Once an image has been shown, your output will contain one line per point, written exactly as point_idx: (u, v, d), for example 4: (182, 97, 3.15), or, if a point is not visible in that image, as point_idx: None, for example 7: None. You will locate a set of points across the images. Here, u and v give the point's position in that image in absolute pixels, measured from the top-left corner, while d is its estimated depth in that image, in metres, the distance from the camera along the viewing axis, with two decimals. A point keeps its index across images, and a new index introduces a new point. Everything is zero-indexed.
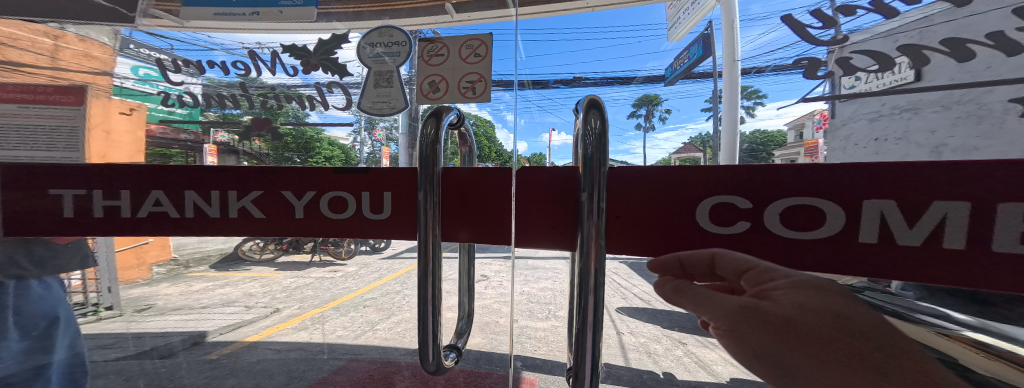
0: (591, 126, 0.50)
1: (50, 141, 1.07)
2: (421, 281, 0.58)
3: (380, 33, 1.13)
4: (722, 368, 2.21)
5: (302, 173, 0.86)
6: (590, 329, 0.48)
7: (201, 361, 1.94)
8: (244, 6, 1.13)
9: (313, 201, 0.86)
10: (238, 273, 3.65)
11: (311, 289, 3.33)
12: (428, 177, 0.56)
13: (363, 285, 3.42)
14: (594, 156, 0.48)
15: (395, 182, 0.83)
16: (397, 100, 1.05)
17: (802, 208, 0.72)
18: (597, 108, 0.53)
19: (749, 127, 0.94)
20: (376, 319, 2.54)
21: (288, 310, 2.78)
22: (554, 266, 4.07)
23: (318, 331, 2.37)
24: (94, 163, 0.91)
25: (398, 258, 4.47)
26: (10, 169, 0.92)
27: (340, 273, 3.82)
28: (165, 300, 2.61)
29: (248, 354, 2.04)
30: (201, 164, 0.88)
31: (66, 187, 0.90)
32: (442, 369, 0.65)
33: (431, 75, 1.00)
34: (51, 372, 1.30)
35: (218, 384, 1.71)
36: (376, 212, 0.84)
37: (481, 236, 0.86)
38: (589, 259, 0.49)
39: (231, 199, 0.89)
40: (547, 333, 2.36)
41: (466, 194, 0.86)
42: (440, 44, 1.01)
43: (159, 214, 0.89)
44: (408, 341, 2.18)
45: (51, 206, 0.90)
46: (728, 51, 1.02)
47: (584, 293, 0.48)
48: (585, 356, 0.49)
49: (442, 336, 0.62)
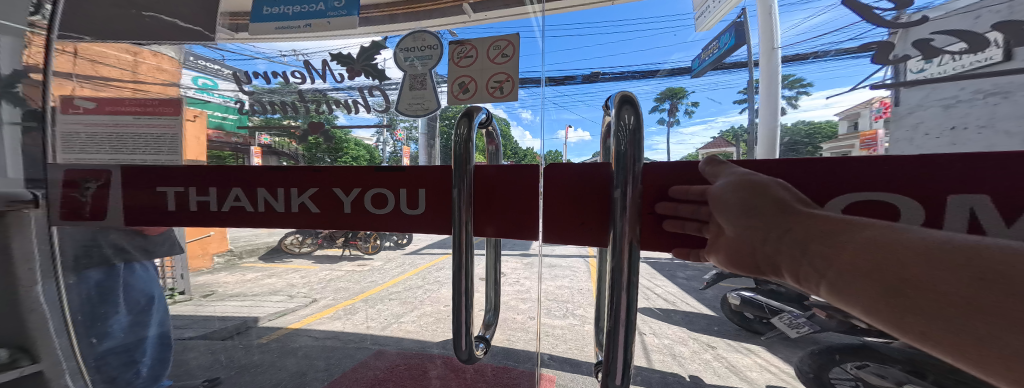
0: (627, 122, 0.51)
1: (158, 148, 1.10)
2: (455, 274, 0.62)
3: (414, 38, 1.17)
4: (758, 374, 2.08)
5: (354, 172, 0.93)
6: (623, 329, 0.49)
7: (252, 343, 2.15)
8: (300, 19, 1.22)
9: (360, 197, 0.93)
10: (280, 264, 3.98)
11: (343, 281, 3.56)
12: (465, 175, 0.60)
13: (388, 279, 3.60)
14: (628, 154, 0.50)
15: (431, 179, 0.88)
16: (430, 102, 1.11)
17: (867, 203, 0.70)
18: (630, 104, 0.54)
19: (792, 119, 0.91)
20: (401, 312, 2.66)
21: (323, 301, 2.99)
22: (572, 265, 4.04)
23: (350, 321, 2.54)
24: (186, 165, 1.05)
25: (420, 254, 4.64)
26: (126, 169, 1.07)
27: (367, 267, 4.04)
28: (225, 287, 2.94)
29: (291, 340, 2.23)
30: (269, 164, 0.99)
31: (168, 185, 1.04)
32: (473, 358, 0.68)
33: (460, 76, 1.05)
34: (147, 345, 1.54)
35: (267, 365, 1.89)
36: (412, 208, 0.90)
37: (506, 231, 0.89)
38: (622, 258, 0.50)
39: (293, 195, 0.97)
40: (566, 331, 2.36)
41: (493, 191, 0.89)
42: (469, 46, 1.06)
43: (238, 208, 1.00)
44: (430, 334, 2.27)
45: (155, 201, 1.05)
46: (765, 38, 0.97)
47: (616, 291, 0.50)
48: (618, 352, 0.50)
49: (475, 326, 0.66)
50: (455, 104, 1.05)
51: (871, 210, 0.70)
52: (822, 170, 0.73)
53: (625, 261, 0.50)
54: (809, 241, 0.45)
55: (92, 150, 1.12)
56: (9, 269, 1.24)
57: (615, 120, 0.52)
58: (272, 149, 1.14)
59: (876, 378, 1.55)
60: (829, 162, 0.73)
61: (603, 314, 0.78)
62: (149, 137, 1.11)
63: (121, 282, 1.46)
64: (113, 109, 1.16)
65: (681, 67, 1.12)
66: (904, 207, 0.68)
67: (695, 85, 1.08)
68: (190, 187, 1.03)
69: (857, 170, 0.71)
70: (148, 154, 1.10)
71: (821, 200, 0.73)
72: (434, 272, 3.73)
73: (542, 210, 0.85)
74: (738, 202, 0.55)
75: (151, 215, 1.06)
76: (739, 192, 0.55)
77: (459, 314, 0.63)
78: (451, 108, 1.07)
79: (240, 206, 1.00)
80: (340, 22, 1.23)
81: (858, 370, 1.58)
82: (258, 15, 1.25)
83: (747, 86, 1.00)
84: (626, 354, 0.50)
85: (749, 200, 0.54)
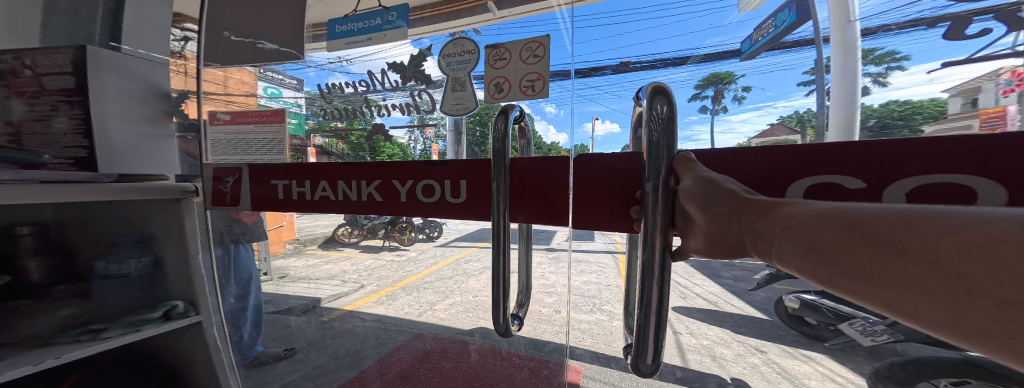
0: (662, 111, 0.54)
1: (269, 149, 1.32)
2: (494, 254, 0.70)
3: (454, 44, 1.25)
4: (818, 383, 1.91)
5: (410, 167, 1.06)
6: (653, 318, 0.53)
7: (317, 320, 2.46)
8: (364, 34, 1.40)
9: (413, 189, 1.06)
10: (334, 252, 4.47)
11: (385, 269, 3.88)
12: (502, 168, 0.68)
13: (422, 269, 3.84)
14: (662, 143, 0.53)
15: (471, 172, 0.97)
16: (469, 102, 1.21)
17: (937, 187, 0.64)
18: (663, 93, 0.56)
19: (881, 99, 0.81)
20: (434, 301, 2.85)
21: (369, 287, 3.31)
22: (600, 261, 3.98)
23: (391, 306, 2.78)
24: (288, 163, 1.25)
25: (450, 245, 4.84)
26: (237, 169, 1.31)
27: (404, 257, 4.34)
28: (292, 272, 3.40)
29: (346, 320, 2.52)
30: (343, 161, 1.16)
31: (280, 179, 1.25)
32: (509, 333, 0.75)
33: (495, 78, 1.13)
34: (244, 316, 1.80)
35: (329, 339, 2.15)
36: (455, 197, 1.00)
37: (537, 217, 0.95)
38: (654, 248, 0.52)
39: (363, 185, 1.13)
40: (592, 325, 2.38)
41: (524, 181, 0.96)
42: (502, 49, 1.13)
43: (325, 198, 1.19)
44: (460, 322, 2.40)
45: (269, 191, 1.27)
46: (836, 11, 0.87)
47: (648, 278, 0.53)
48: (649, 333, 0.54)
49: (510, 304, 0.73)
50: (489, 103, 1.13)
51: (939, 194, 0.64)
52: (881, 156, 0.69)
53: (653, 251, 0.52)
54: (760, 222, 0.44)
55: (227, 153, 1.36)
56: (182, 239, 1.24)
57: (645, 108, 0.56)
58: (323, 149, 1.30)
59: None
60: (891, 145, 0.68)
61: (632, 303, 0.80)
62: (264, 141, 1.33)
63: (232, 262, 1.77)
64: (240, 120, 1.39)
65: (729, 50, 1.05)
66: (983, 191, 0.61)
67: (744, 68, 1.02)
68: (292, 180, 1.23)
69: (931, 152, 0.65)
70: (263, 154, 1.32)
71: (883, 184, 0.68)
72: (464, 264, 3.89)
73: (572, 200, 0.91)
74: (700, 190, 0.52)
75: (270, 204, 1.28)
76: (700, 180, 0.54)
77: (500, 291, 0.71)
78: (485, 106, 1.15)
79: (326, 196, 1.18)
80: (393, 33, 1.37)
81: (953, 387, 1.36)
82: (333, 34, 1.44)
83: (815, 65, 0.91)
84: (656, 336, 0.54)
85: (711, 189, 0.52)
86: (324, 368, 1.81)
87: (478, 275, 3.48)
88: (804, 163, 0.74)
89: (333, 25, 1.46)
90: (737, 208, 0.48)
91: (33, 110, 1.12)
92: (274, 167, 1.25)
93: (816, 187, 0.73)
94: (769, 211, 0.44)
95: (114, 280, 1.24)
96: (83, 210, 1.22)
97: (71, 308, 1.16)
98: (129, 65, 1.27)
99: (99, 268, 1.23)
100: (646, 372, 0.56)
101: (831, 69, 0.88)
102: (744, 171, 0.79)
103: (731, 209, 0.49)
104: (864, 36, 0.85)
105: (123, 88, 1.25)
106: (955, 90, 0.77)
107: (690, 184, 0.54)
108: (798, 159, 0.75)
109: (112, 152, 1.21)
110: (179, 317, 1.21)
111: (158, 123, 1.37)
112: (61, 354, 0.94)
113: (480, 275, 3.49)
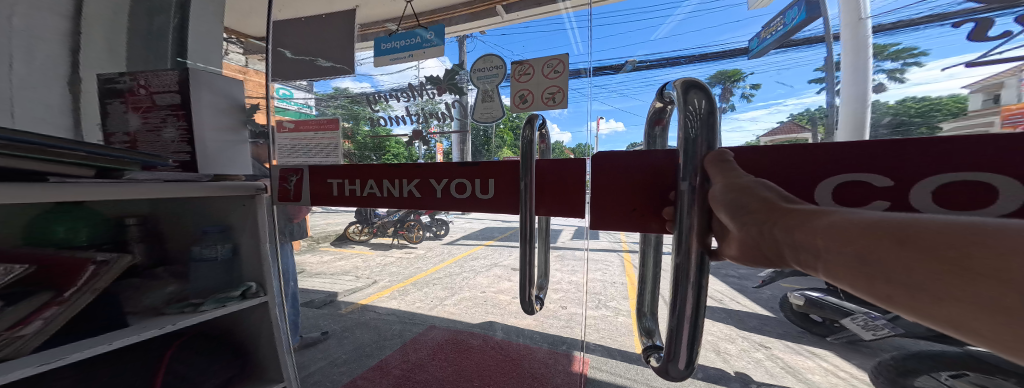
0: (702, 106, 0.50)
1: (323, 153, 1.41)
2: (522, 242, 0.78)
3: (483, 59, 1.42)
4: (822, 378, 1.97)
5: (443, 167, 1.16)
6: (688, 327, 0.49)
7: (336, 313, 2.56)
8: (405, 51, 1.60)
9: (447, 186, 1.16)
10: (345, 249, 4.56)
11: (395, 266, 3.84)
12: (531, 167, 0.77)
13: (431, 266, 3.84)
14: (702, 137, 0.49)
15: (500, 172, 1.07)
16: (496, 111, 1.39)
17: (963, 184, 0.64)
18: (697, 87, 0.52)
19: (899, 95, 0.86)
20: (444, 296, 2.90)
21: (382, 282, 3.30)
22: (606, 259, 4.03)
23: (404, 301, 2.80)
24: (337, 164, 1.32)
25: (456, 243, 4.87)
26: (291, 169, 1.37)
27: (413, 254, 4.34)
28: (307, 269, 3.54)
29: (363, 313, 2.58)
30: (386, 162, 1.25)
31: (333, 178, 1.31)
32: (534, 311, 0.82)
33: (520, 90, 1.28)
34: (289, 302, 1.98)
35: (350, 331, 2.27)
36: (485, 194, 1.11)
37: (555, 210, 1.05)
38: (689, 250, 0.48)
39: (403, 183, 1.23)
40: (598, 321, 2.43)
41: (546, 179, 1.05)
42: (527, 65, 1.25)
43: (371, 194, 1.27)
44: (470, 316, 2.47)
45: (324, 189, 1.34)
46: (847, 8, 0.92)
47: (683, 288, 0.48)
48: (682, 341, 0.50)
49: (534, 284, 0.79)
50: (514, 111, 1.28)
51: (964, 191, 0.64)
52: (906, 152, 0.68)
53: (687, 255, 0.48)
54: (797, 233, 0.37)
55: (292, 156, 1.45)
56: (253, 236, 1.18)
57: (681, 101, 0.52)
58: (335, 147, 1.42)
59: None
60: (911, 142, 0.68)
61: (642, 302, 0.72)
62: (321, 147, 1.43)
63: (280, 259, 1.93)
64: (298, 128, 1.51)
65: (738, 48, 1.13)
66: (1009, 187, 0.61)
67: (755, 65, 1.09)
68: (345, 179, 1.29)
69: (951, 149, 0.66)
70: (319, 157, 1.40)
71: (910, 180, 0.68)
72: (471, 261, 3.91)
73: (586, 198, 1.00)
74: (733, 198, 0.45)
75: (324, 200, 1.36)
76: (727, 187, 0.46)
77: (526, 275, 0.79)
78: (510, 113, 1.31)
79: (373, 193, 1.27)
80: (431, 50, 1.55)
81: (951, 379, 1.38)
82: (379, 51, 1.66)
83: (826, 63, 0.96)
84: (691, 341, 0.49)
85: (742, 196, 0.45)
86: (348, 357, 1.91)
87: (485, 272, 3.51)
88: (830, 160, 0.74)
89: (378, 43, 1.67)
90: (771, 218, 0.41)
91: (147, 123, 1.22)
92: (324, 171, 1.32)
93: (843, 184, 0.73)
94: (810, 221, 0.37)
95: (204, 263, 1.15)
96: (171, 203, 1.17)
97: (174, 284, 1.10)
98: (214, 80, 1.28)
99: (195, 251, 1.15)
100: (677, 376, 0.51)
101: (841, 66, 0.93)
102: (764, 165, 0.80)
103: (763, 218, 0.42)
104: (875, 34, 0.90)
105: (212, 102, 1.28)
106: (976, 86, 0.82)
107: (718, 191, 0.47)
108: (823, 156, 0.75)
109: (207, 157, 1.28)
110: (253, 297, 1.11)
111: (235, 130, 1.39)
112: (177, 320, 0.94)
113: (487, 272, 3.53)
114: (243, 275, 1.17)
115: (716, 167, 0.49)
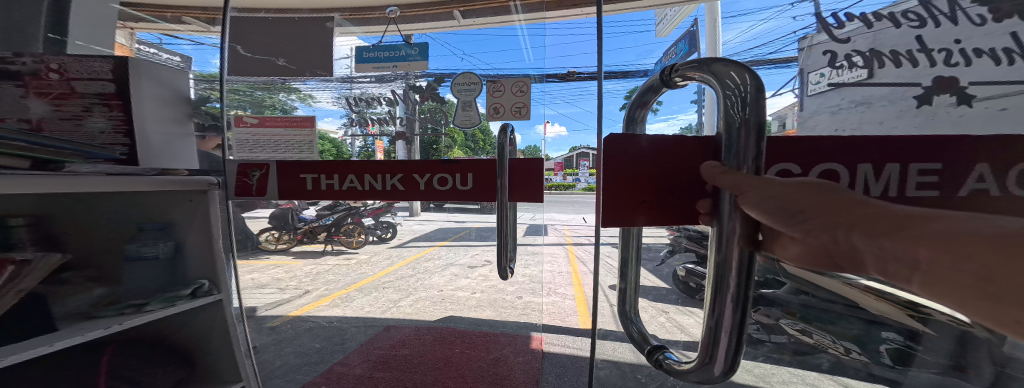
0: (745, 83, 0.38)
1: (295, 150, 1.50)
2: (499, 221, 0.89)
3: (464, 77, 1.81)
4: None
5: (427, 163, 1.30)
6: (726, 331, 0.42)
7: (263, 329, 2.24)
8: (389, 62, 1.91)
9: (430, 181, 1.30)
10: (258, 261, 3.72)
11: (332, 273, 3.39)
12: (505, 166, 0.88)
13: (378, 270, 3.46)
14: (754, 120, 0.36)
15: (477, 168, 1.28)
16: (475, 119, 1.71)
17: (829, 172, 0.93)
18: (734, 63, 0.40)
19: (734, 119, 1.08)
20: (397, 298, 2.73)
21: (317, 291, 2.94)
22: (554, 252, 4.36)
23: (348, 308, 2.57)
24: (327, 160, 1.35)
25: (404, 246, 4.12)
26: (280, 164, 1.38)
27: (354, 261, 3.73)
28: None
29: (298, 325, 2.31)
30: (371, 159, 1.32)
31: (310, 173, 1.35)
32: (507, 274, 0.92)
33: (494, 104, 1.66)
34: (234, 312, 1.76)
35: (283, 344, 2.02)
36: (464, 186, 1.29)
37: (521, 197, 1.23)
38: (731, 256, 0.40)
39: (388, 177, 1.32)
40: (551, 306, 2.65)
41: (515, 173, 1.22)
42: (499, 84, 1.65)
43: (353, 189, 1.34)
44: (428, 314, 2.40)
45: (300, 185, 1.36)
46: (711, 46, 1.30)
47: (721, 296, 0.41)
48: (720, 348, 0.43)
49: (507, 250, 0.91)
50: (489, 120, 1.66)
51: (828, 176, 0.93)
52: (797, 145, 0.94)
53: (727, 265, 0.40)
54: (888, 242, 0.32)
55: (257, 152, 1.47)
56: (206, 231, 1.17)
57: (723, 83, 0.40)
58: (291, 142, 1.52)
59: (763, 317, 1.57)
60: (801, 139, 0.94)
61: (625, 284, 0.70)
62: (295, 143, 1.52)
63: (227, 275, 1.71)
64: (269, 124, 1.55)
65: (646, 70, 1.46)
66: (843, 173, 0.93)
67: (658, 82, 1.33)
68: (322, 173, 1.35)
69: (822, 147, 0.93)
70: (281, 153, 1.49)
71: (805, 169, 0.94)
72: (424, 262, 3.62)
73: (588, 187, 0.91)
74: (779, 203, 0.38)
75: (299, 196, 1.37)
76: (760, 195, 0.36)
77: (503, 240, 0.90)
78: (487, 121, 1.68)
79: (354, 186, 1.33)
80: (416, 64, 1.90)
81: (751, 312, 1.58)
82: (360, 58, 1.92)
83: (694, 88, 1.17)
84: (734, 344, 0.42)
85: (800, 201, 0.38)
86: (288, 367, 1.80)
87: (441, 271, 3.32)
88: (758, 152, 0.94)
89: (359, 51, 1.93)
90: (842, 221, 0.36)
91: (63, 112, 1.05)
92: (297, 168, 1.36)
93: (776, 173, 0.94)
94: (907, 225, 0.33)
95: (141, 262, 1.18)
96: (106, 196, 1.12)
97: (102, 287, 1.13)
98: (156, 71, 1.20)
99: (129, 250, 1.17)
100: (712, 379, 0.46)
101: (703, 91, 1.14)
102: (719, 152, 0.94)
103: (830, 222, 0.37)
104: None
105: (155, 94, 1.19)
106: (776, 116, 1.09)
107: (755, 198, 0.37)
108: None
109: (150, 151, 1.17)
110: (205, 295, 1.15)
111: (182, 123, 1.30)
112: (124, 320, 0.96)
113: (443, 271, 3.33)
114: (187, 275, 1.20)
115: (730, 178, 0.37)
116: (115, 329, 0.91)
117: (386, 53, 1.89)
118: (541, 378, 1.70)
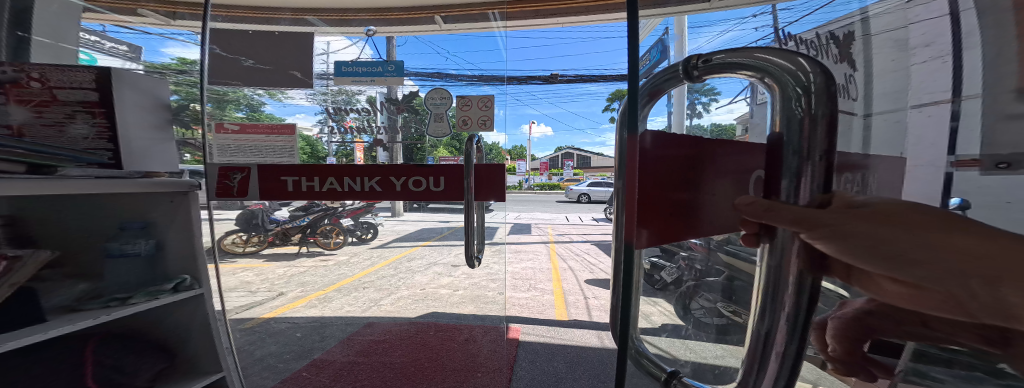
0: (802, 71, 0.29)
1: (280, 153, 1.57)
2: (466, 212, 0.97)
3: (437, 91, 1.91)
4: None
5: (404, 167, 1.36)
6: (779, 349, 0.33)
7: (236, 330, 2.20)
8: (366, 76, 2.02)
9: (406, 183, 1.37)
10: (225, 265, 3.54)
11: (307, 275, 3.31)
12: (472, 169, 0.96)
13: (358, 271, 3.44)
14: (822, 116, 0.28)
15: (448, 172, 1.36)
16: (444, 130, 1.89)
17: None
18: (772, 50, 0.33)
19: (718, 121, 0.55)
20: (377, 297, 2.73)
21: (292, 293, 2.88)
22: (536, 249, 4.51)
23: (326, 308, 2.55)
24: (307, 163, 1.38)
25: (386, 247, 4.10)
26: (260, 167, 1.39)
27: (331, 262, 3.67)
28: None
29: (272, 326, 2.26)
30: (352, 162, 1.36)
31: (290, 175, 1.37)
32: (475, 264, 1.02)
33: (462, 116, 1.77)
34: None
35: (259, 343, 1.99)
36: (438, 187, 1.37)
37: (488, 198, 1.33)
38: (789, 264, 0.31)
39: (366, 180, 1.37)
40: (529, 300, 2.77)
41: (481, 177, 1.31)
42: (467, 100, 1.77)
43: (333, 190, 1.37)
44: (409, 311, 2.44)
45: (280, 186, 1.38)
46: None
47: (774, 307, 0.33)
48: (769, 370, 0.35)
49: (473, 240, 1.00)
50: (459, 131, 1.76)
51: None
52: None
53: (782, 274, 0.32)
54: None
55: (236, 156, 1.49)
56: (187, 234, 1.19)
57: (774, 72, 0.32)
58: (274, 147, 1.59)
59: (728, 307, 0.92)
60: None
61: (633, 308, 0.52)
62: (277, 148, 1.59)
63: None
64: (252, 131, 1.62)
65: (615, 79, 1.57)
66: None
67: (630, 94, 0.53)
68: (302, 176, 1.37)
69: None
70: (262, 157, 1.52)
71: None
72: (406, 262, 3.62)
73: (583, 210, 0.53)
74: (833, 236, 0.28)
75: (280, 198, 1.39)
76: (836, 230, 0.28)
77: (469, 233, 0.99)
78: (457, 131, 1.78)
79: (334, 188, 1.37)
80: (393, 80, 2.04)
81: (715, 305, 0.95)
82: (339, 72, 2.01)
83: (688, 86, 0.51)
84: (788, 364, 0.34)
85: (885, 236, 0.26)
86: (265, 362, 1.79)
87: (423, 271, 3.34)
88: None
89: (338, 66, 2.02)
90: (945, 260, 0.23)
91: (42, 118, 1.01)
92: (276, 171, 1.38)
93: None
94: None
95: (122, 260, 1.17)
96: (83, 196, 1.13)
97: (86, 281, 1.13)
98: (136, 79, 1.18)
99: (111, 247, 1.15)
100: None
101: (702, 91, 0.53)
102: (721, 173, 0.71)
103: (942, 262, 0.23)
104: None
105: (135, 101, 1.18)
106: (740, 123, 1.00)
107: (828, 235, 0.28)
108: None
109: (132, 152, 1.16)
110: (187, 289, 1.17)
111: (163, 129, 1.29)
112: (110, 312, 0.98)
113: (425, 271, 3.36)
114: (165, 275, 1.21)
115: (785, 214, 0.30)
116: (104, 319, 0.93)
117: (364, 68, 2.01)
118: (516, 364, 1.79)
